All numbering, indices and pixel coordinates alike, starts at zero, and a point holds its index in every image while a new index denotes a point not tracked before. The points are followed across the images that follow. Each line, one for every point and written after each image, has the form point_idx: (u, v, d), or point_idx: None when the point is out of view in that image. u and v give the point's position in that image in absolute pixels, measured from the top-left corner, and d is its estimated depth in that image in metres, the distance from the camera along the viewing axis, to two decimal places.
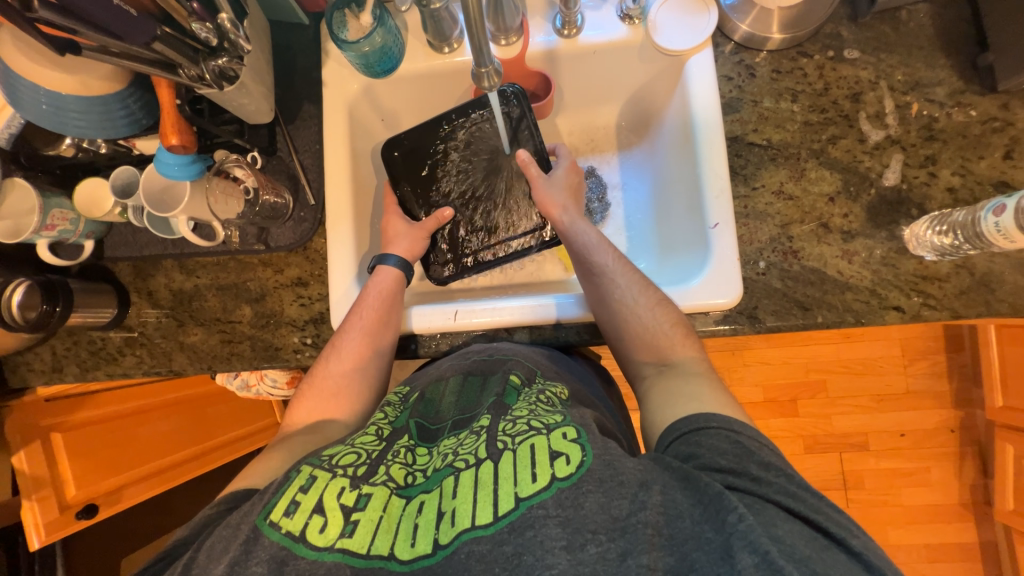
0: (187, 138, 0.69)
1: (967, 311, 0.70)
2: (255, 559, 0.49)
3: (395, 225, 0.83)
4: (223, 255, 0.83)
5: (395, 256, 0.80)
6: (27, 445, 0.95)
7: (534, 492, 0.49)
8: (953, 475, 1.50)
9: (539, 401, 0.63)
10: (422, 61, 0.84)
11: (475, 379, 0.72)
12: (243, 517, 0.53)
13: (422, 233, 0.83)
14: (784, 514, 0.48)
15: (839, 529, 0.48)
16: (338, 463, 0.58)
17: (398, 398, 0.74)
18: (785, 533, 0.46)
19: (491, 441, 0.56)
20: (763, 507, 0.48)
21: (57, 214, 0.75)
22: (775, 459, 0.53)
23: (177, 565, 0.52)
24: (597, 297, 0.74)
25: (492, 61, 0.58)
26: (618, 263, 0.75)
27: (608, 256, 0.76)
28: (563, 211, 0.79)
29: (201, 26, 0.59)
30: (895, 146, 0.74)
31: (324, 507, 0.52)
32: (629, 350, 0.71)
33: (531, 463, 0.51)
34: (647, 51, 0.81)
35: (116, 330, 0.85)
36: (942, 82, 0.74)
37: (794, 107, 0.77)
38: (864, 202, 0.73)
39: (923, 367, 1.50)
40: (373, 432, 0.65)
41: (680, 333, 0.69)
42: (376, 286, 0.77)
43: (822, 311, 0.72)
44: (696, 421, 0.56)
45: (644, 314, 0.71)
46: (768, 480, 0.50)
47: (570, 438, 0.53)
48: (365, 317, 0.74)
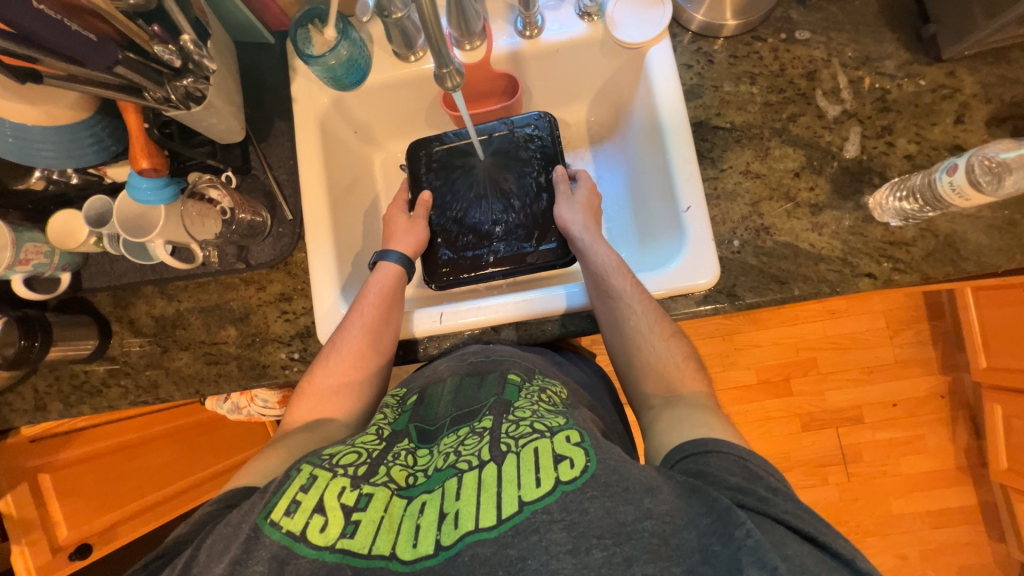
0: (158, 161, 0.69)
1: (935, 272, 0.72)
2: (255, 558, 0.49)
3: (397, 220, 0.86)
4: (203, 277, 0.83)
5: (397, 252, 0.81)
6: (13, 488, 0.92)
7: (538, 497, 0.49)
8: (947, 440, 1.52)
9: (539, 401, 0.63)
10: (389, 70, 0.85)
11: (472, 379, 0.71)
12: (243, 515, 0.53)
13: (423, 227, 0.85)
14: (795, 536, 0.47)
15: (849, 551, 0.47)
16: (339, 463, 0.58)
17: (395, 400, 0.74)
18: (796, 553, 0.45)
19: (493, 443, 0.57)
20: (773, 526, 0.47)
21: (31, 247, 0.75)
22: (780, 486, 0.52)
23: (177, 562, 0.52)
24: (612, 322, 0.73)
25: (453, 61, 0.59)
26: (635, 291, 0.72)
27: (628, 282, 0.73)
28: (581, 230, 0.79)
29: (164, 48, 0.61)
30: (853, 119, 0.76)
31: (324, 506, 0.52)
32: (639, 381, 0.71)
33: (534, 467, 0.52)
34: (609, 47, 0.84)
35: (99, 361, 0.83)
36: (891, 55, 0.77)
37: (753, 89, 0.79)
38: (828, 174, 0.76)
39: (909, 336, 1.53)
40: (373, 433, 0.65)
41: (692, 369, 0.70)
42: (377, 284, 0.78)
43: (798, 283, 0.74)
44: (705, 443, 0.56)
45: (659, 346, 0.70)
46: (775, 502, 0.50)
47: (574, 443, 0.54)
48: (365, 315, 0.75)
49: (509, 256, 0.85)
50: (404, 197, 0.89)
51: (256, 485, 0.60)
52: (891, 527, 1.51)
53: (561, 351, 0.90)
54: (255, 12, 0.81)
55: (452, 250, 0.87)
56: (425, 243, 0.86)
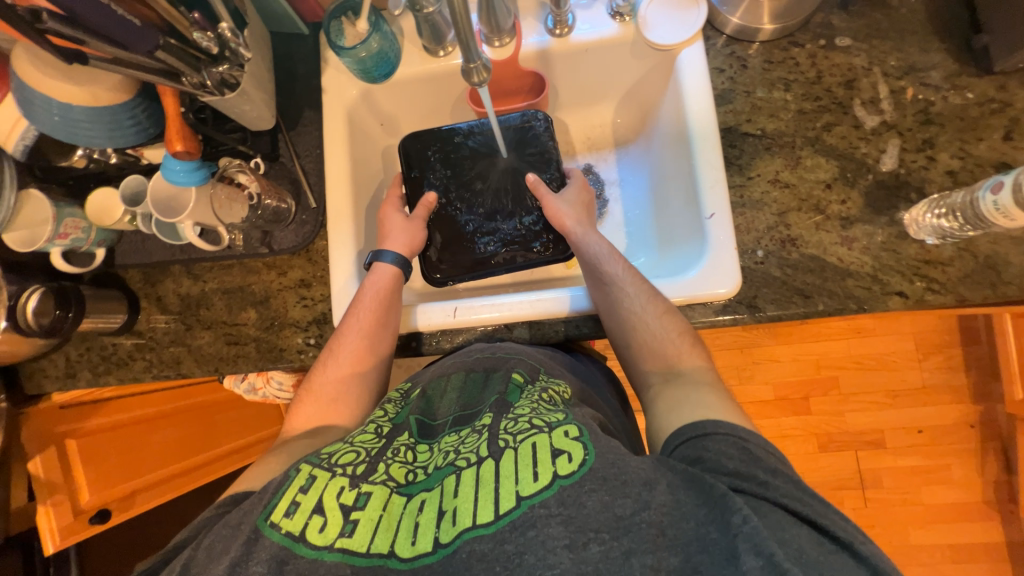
0: (191, 144, 0.71)
1: (973, 294, 0.69)
2: (255, 560, 0.49)
3: (392, 219, 0.83)
4: (229, 259, 0.86)
5: (392, 252, 0.80)
6: (42, 452, 0.95)
7: (536, 491, 0.49)
8: (974, 472, 1.45)
9: (540, 400, 0.62)
10: (418, 64, 0.85)
11: (477, 376, 0.71)
12: (243, 517, 0.53)
13: (419, 225, 0.84)
14: (793, 518, 0.48)
15: (848, 535, 0.47)
16: (338, 462, 0.58)
17: (399, 394, 0.75)
18: (792, 537, 0.46)
19: (492, 440, 0.56)
20: (773, 511, 0.48)
21: (70, 223, 0.78)
22: (781, 467, 0.53)
23: (177, 563, 0.53)
24: (608, 308, 0.73)
25: (481, 56, 0.59)
26: (629, 274, 0.74)
27: (620, 266, 0.75)
28: (575, 224, 0.79)
29: (202, 35, 0.63)
30: (892, 131, 0.73)
31: (323, 507, 0.53)
32: (637, 361, 0.71)
33: (532, 462, 0.52)
34: (640, 48, 0.82)
35: (127, 335, 0.87)
36: (937, 66, 0.74)
37: (787, 96, 0.77)
38: (861, 188, 0.73)
39: (939, 361, 1.47)
40: (373, 430, 0.65)
41: (688, 343, 0.69)
42: (372, 286, 0.77)
43: (823, 298, 0.71)
44: (703, 426, 0.56)
45: (654, 326, 0.70)
46: (775, 485, 0.50)
47: (572, 437, 0.53)
48: (361, 320, 0.75)
49: (521, 258, 0.85)
50: (398, 191, 0.87)
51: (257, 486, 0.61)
52: (907, 557, 1.45)
53: (572, 352, 0.89)
54: (292, 3, 0.82)
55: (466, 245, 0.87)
56: (422, 242, 0.84)
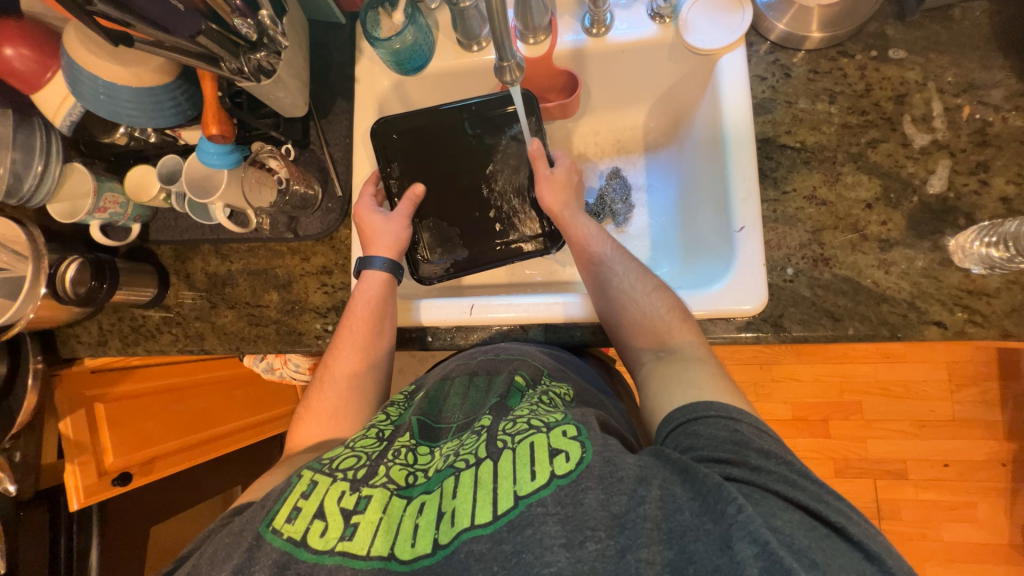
0: (226, 128, 0.73)
1: (1018, 330, 0.65)
2: (257, 564, 0.50)
3: (372, 220, 0.80)
4: (255, 242, 0.87)
5: (380, 257, 0.79)
6: (73, 412, 0.99)
7: (534, 490, 0.49)
8: (1002, 512, 1.38)
9: (539, 401, 0.62)
10: (451, 58, 0.85)
11: (481, 379, 0.73)
12: (244, 525, 0.55)
13: (401, 220, 0.81)
14: (784, 504, 0.47)
15: (838, 517, 0.46)
16: (339, 467, 0.59)
17: (403, 397, 0.77)
18: (784, 523, 0.45)
19: (491, 440, 0.56)
20: (763, 497, 0.47)
21: (109, 197, 0.81)
22: (774, 446, 0.52)
23: (185, 567, 0.55)
24: (596, 285, 0.75)
25: (515, 55, 0.58)
26: (617, 252, 0.77)
27: (608, 246, 0.78)
28: (563, 207, 0.80)
29: (243, 22, 0.64)
30: (943, 151, 0.69)
31: (324, 512, 0.53)
32: (628, 339, 0.71)
33: (531, 461, 0.51)
34: (677, 51, 0.80)
35: (156, 308, 0.90)
36: (999, 84, 0.69)
37: (832, 108, 0.74)
38: (905, 210, 0.69)
39: (973, 394, 1.39)
40: (374, 435, 0.66)
41: (678, 318, 0.69)
42: (363, 294, 0.77)
43: (854, 322, 0.68)
44: (694, 409, 0.56)
45: (643, 301, 0.71)
46: (767, 469, 0.49)
47: (570, 436, 0.53)
48: (354, 332, 0.76)
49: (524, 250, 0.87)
50: (371, 188, 0.84)
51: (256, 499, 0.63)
52: None
53: (584, 356, 0.89)
54: None
55: (482, 244, 0.87)
56: (406, 239, 0.82)
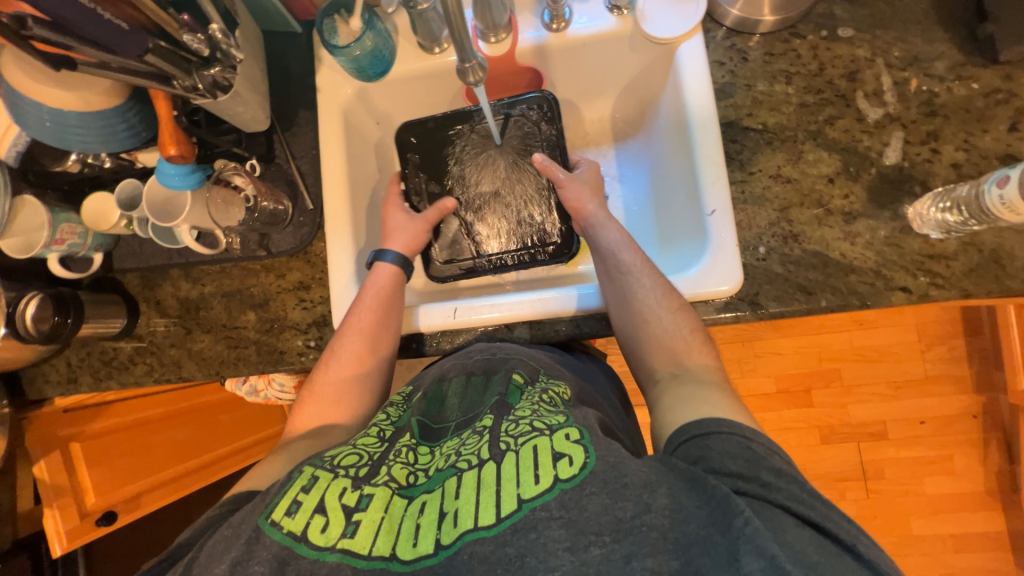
0: (186, 148, 0.70)
1: (977, 288, 0.68)
2: (256, 560, 0.49)
3: (395, 217, 0.84)
4: (226, 262, 0.85)
5: (393, 252, 0.81)
6: (47, 455, 0.96)
7: (537, 494, 0.49)
8: (977, 462, 1.45)
9: (540, 401, 0.62)
10: (413, 61, 0.84)
11: (478, 379, 0.72)
12: (244, 518, 0.54)
13: (424, 224, 0.84)
14: (795, 521, 0.48)
15: (849, 536, 0.47)
16: (341, 463, 0.59)
17: (401, 397, 0.75)
18: (794, 539, 0.45)
19: (493, 442, 0.56)
20: (773, 513, 0.48)
21: (66, 228, 0.78)
22: (785, 467, 0.53)
23: (179, 565, 0.53)
24: (618, 296, 0.73)
25: (477, 55, 0.57)
26: (644, 265, 0.73)
27: (635, 257, 0.75)
28: (595, 209, 0.79)
29: (193, 38, 0.61)
30: (895, 124, 0.72)
31: (325, 507, 0.53)
32: (645, 355, 0.71)
33: (533, 465, 0.51)
34: (638, 41, 0.81)
35: (127, 339, 0.87)
36: (942, 56, 0.72)
37: (789, 89, 0.76)
38: (865, 182, 0.72)
39: (942, 352, 1.46)
40: (375, 434, 0.65)
41: (699, 341, 0.69)
42: (373, 286, 0.78)
43: (826, 294, 0.70)
44: (706, 425, 0.56)
45: (667, 319, 0.70)
46: (778, 487, 0.50)
47: (573, 440, 0.53)
48: (361, 320, 0.75)
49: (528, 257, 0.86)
50: (396, 189, 0.87)
51: (257, 489, 0.62)
52: (910, 547, 1.45)
53: (573, 351, 0.90)
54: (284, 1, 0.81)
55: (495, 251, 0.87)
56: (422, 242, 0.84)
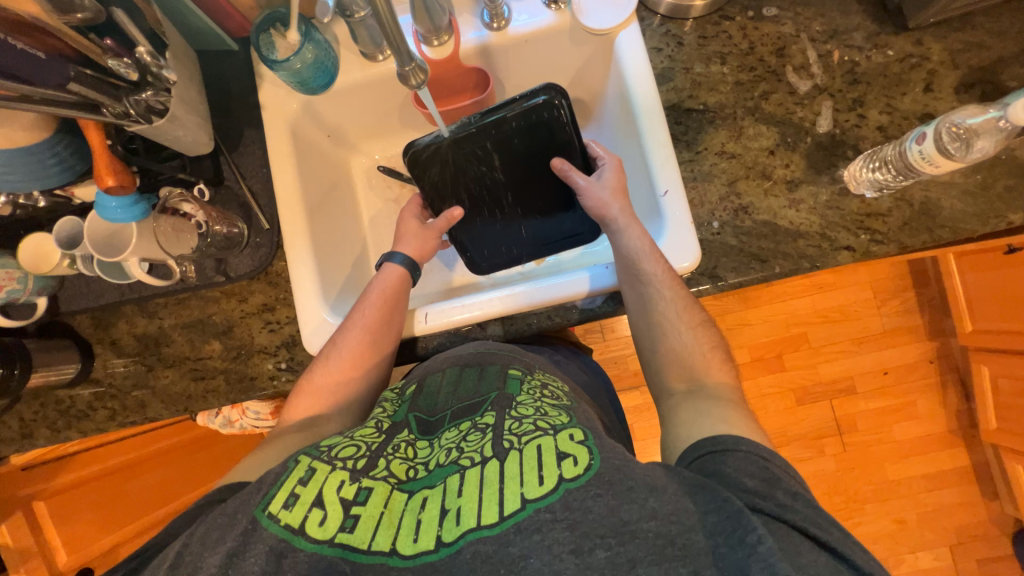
0: (124, 177, 0.67)
1: (912, 241, 0.73)
2: (252, 552, 0.49)
3: (408, 224, 0.85)
4: (183, 292, 0.82)
5: (402, 254, 0.82)
6: (5, 517, 0.92)
7: (542, 495, 0.50)
8: (938, 405, 1.55)
9: (544, 397, 0.65)
10: (358, 70, 0.84)
11: (472, 369, 0.72)
12: (241, 505, 0.53)
13: (434, 234, 0.84)
14: (811, 544, 0.47)
15: (866, 563, 0.47)
16: (339, 455, 0.59)
17: (395, 394, 0.75)
18: (809, 563, 0.45)
19: (497, 440, 0.58)
20: (789, 534, 0.48)
21: (2, 274, 0.74)
22: (802, 491, 0.52)
23: (165, 557, 0.50)
24: (640, 306, 0.72)
25: (416, 58, 0.57)
26: (667, 276, 0.70)
27: (659, 266, 0.71)
28: (618, 214, 0.75)
29: (118, 63, 0.59)
30: (824, 94, 0.77)
31: (324, 501, 0.53)
32: (662, 370, 0.71)
33: (537, 465, 0.53)
34: (578, 34, 0.82)
35: (84, 384, 0.83)
36: (858, 27, 0.77)
37: (724, 69, 0.79)
38: (802, 150, 0.76)
39: (896, 305, 1.55)
40: (373, 427, 0.66)
41: (717, 359, 0.70)
42: (381, 284, 0.79)
43: (779, 261, 0.74)
44: (724, 441, 0.56)
45: (683, 334, 0.70)
46: (794, 508, 0.50)
47: (578, 441, 0.55)
48: (366, 316, 0.75)
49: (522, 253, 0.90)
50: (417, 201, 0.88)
51: (246, 481, 0.61)
52: (888, 492, 1.53)
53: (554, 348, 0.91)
54: (216, 20, 0.79)
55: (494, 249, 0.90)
56: (431, 250, 0.85)
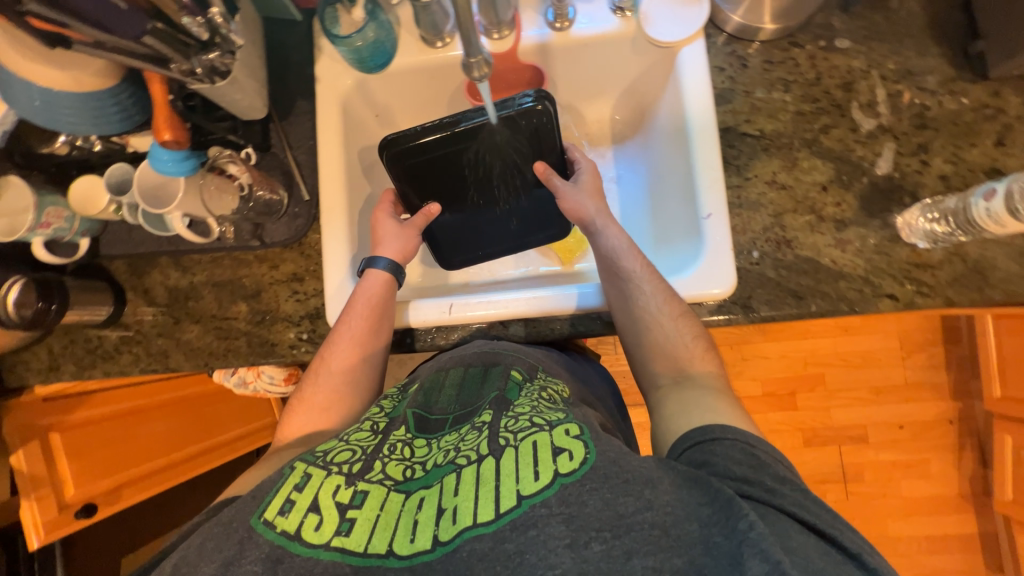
0: (180, 135, 0.68)
1: (960, 298, 0.70)
2: (248, 558, 0.49)
3: (385, 224, 0.82)
4: (218, 251, 0.84)
5: (385, 258, 0.78)
6: (25, 444, 0.94)
7: (536, 490, 0.49)
8: (952, 467, 1.50)
9: (539, 397, 0.63)
10: (415, 55, 0.84)
11: (476, 372, 0.72)
12: (233, 514, 0.53)
13: (414, 232, 0.82)
14: (800, 527, 0.48)
15: (853, 544, 0.48)
16: (333, 460, 0.58)
17: (397, 391, 0.76)
18: (799, 544, 0.46)
19: (492, 438, 0.57)
20: (777, 517, 0.49)
21: (53, 211, 0.76)
22: (789, 475, 0.54)
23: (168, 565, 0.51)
24: (621, 301, 0.73)
25: (483, 51, 0.57)
26: (646, 270, 0.73)
27: (637, 262, 0.74)
28: (595, 215, 0.78)
29: (193, 21, 0.59)
30: (888, 135, 0.74)
31: (319, 506, 0.52)
32: (647, 362, 0.71)
33: (533, 461, 0.52)
34: (640, 44, 0.81)
35: (113, 327, 0.85)
36: (933, 70, 0.74)
37: (786, 97, 0.77)
38: (857, 190, 0.74)
39: (922, 359, 1.50)
40: (368, 428, 0.65)
41: (702, 347, 0.70)
42: (364, 293, 0.75)
43: (816, 300, 0.72)
44: (712, 431, 0.57)
45: (668, 325, 0.70)
46: (782, 492, 0.51)
47: (573, 435, 0.54)
48: (353, 328, 0.74)
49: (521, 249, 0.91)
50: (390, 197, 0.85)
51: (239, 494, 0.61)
52: (887, 548, 1.49)
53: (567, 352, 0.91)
54: None
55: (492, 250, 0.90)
56: (414, 250, 0.82)
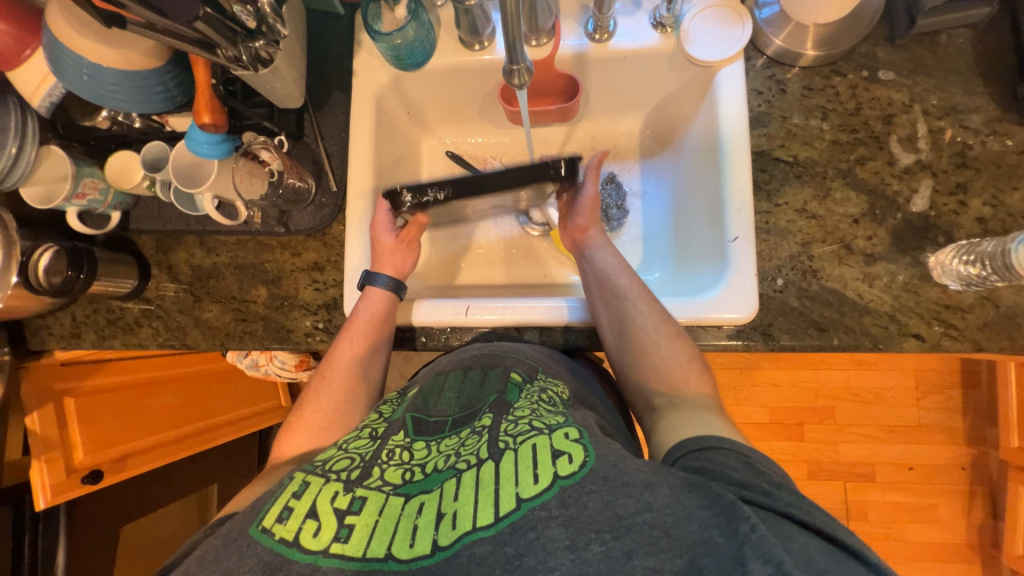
0: (219, 118, 0.69)
1: (989, 343, 0.68)
2: (247, 564, 0.49)
3: (382, 240, 0.80)
4: (244, 235, 0.85)
5: (385, 276, 0.78)
6: (42, 407, 0.94)
7: (536, 493, 0.49)
8: (960, 515, 1.45)
9: (539, 400, 0.63)
10: (452, 56, 0.84)
11: (475, 373, 0.71)
12: (232, 527, 0.53)
13: (411, 251, 0.82)
14: (801, 529, 0.47)
15: (855, 542, 0.46)
16: (332, 469, 0.58)
17: (397, 395, 0.76)
18: (801, 546, 0.45)
19: (492, 442, 0.56)
20: (780, 522, 0.47)
21: (88, 183, 0.77)
22: (785, 482, 0.53)
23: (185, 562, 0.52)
24: (617, 320, 0.74)
25: (525, 59, 0.58)
26: (639, 290, 0.75)
27: (630, 281, 0.77)
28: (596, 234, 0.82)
29: (242, 9, 0.61)
30: (926, 171, 0.72)
31: (317, 512, 0.52)
32: (643, 381, 0.72)
33: (532, 464, 0.51)
34: (678, 61, 0.81)
35: (134, 300, 0.87)
36: (979, 109, 0.73)
37: (824, 125, 0.76)
38: (889, 226, 0.72)
39: (938, 401, 1.46)
40: (367, 435, 0.65)
41: (697, 369, 0.70)
42: (366, 310, 0.77)
43: (839, 333, 0.71)
44: (706, 441, 0.58)
45: (664, 346, 0.71)
46: (780, 495, 0.50)
47: (573, 439, 0.54)
48: (354, 344, 0.77)
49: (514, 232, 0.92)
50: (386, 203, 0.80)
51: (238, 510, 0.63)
52: None
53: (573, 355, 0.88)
54: None
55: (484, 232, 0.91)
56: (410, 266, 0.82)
